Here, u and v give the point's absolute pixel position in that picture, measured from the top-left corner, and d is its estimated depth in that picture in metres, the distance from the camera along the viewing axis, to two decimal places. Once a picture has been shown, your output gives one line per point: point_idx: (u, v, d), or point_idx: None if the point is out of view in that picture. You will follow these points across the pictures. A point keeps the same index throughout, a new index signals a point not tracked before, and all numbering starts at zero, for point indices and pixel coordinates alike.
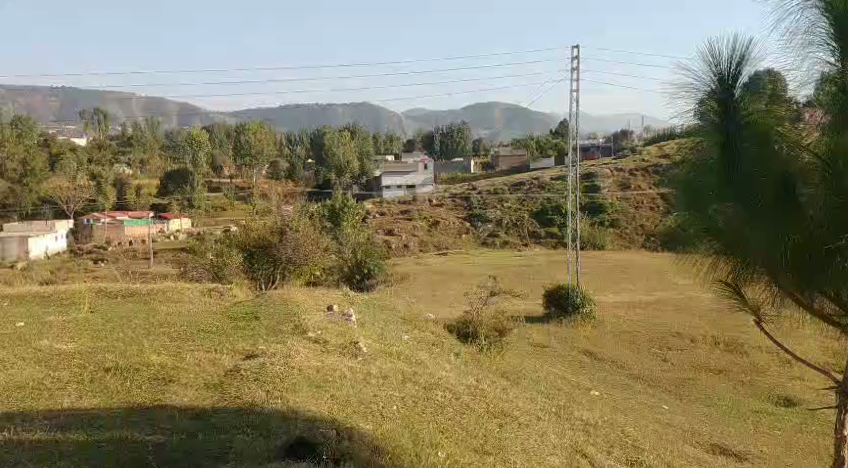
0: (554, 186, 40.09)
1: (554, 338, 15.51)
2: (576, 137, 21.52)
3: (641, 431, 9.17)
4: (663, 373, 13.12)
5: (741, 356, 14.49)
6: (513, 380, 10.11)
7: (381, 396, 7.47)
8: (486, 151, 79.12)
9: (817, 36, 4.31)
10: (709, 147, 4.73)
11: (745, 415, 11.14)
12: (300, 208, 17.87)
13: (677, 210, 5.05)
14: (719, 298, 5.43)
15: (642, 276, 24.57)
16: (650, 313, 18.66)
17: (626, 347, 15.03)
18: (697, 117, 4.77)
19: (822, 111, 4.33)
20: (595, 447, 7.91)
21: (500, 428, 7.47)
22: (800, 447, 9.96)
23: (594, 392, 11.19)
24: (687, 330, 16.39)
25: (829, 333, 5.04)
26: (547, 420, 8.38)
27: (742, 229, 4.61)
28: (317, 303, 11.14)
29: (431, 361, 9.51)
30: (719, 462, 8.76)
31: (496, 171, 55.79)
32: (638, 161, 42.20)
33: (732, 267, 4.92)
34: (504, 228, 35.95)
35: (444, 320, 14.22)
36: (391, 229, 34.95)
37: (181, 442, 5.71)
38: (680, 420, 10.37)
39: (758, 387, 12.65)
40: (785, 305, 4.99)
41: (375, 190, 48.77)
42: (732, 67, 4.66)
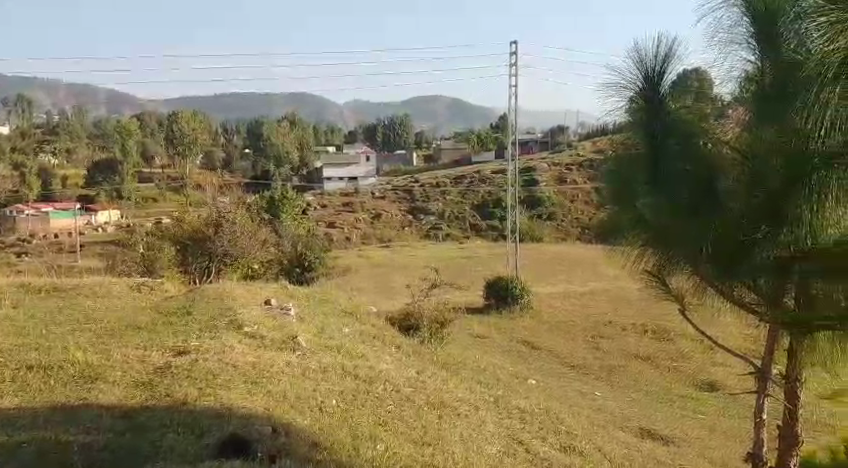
0: (495, 181, 40.54)
1: (493, 329, 15.69)
2: (515, 133, 21.69)
3: (574, 417, 9.36)
4: (598, 362, 13.40)
5: (668, 343, 14.94)
6: (452, 370, 10.19)
7: (320, 391, 7.41)
8: (428, 143, 79.38)
9: (740, 35, 4.50)
10: (637, 142, 5.00)
11: (673, 400, 11.50)
12: (238, 199, 17.58)
13: (611, 204, 5.28)
14: (651, 290, 5.55)
15: (578, 268, 25.08)
16: (585, 304, 19.04)
17: (562, 337, 15.30)
18: (627, 114, 5.05)
19: (742, 107, 4.48)
20: (532, 434, 8.02)
21: (440, 419, 7.50)
22: (724, 430, 10.32)
23: (530, 380, 11.37)
24: (620, 320, 16.81)
25: (752, 321, 5.19)
26: (485, 409, 8.46)
27: (666, 221, 4.76)
28: (253, 297, 11.00)
29: (371, 354, 9.49)
30: (647, 445, 9.01)
31: (437, 165, 56.06)
32: (574, 157, 43.06)
33: (657, 259, 5.06)
34: (447, 220, 36.20)
35: (385, 312, 14.22)
36: (332, 222, 34.72)
37: (107, 442, 5.56)
38: (612, 407, 10.64)
39: (685, 372, 13.07)
40: (709, 295, 5.12)
41: (316, 182, 48.40)
42: (660, 66, 4.95)
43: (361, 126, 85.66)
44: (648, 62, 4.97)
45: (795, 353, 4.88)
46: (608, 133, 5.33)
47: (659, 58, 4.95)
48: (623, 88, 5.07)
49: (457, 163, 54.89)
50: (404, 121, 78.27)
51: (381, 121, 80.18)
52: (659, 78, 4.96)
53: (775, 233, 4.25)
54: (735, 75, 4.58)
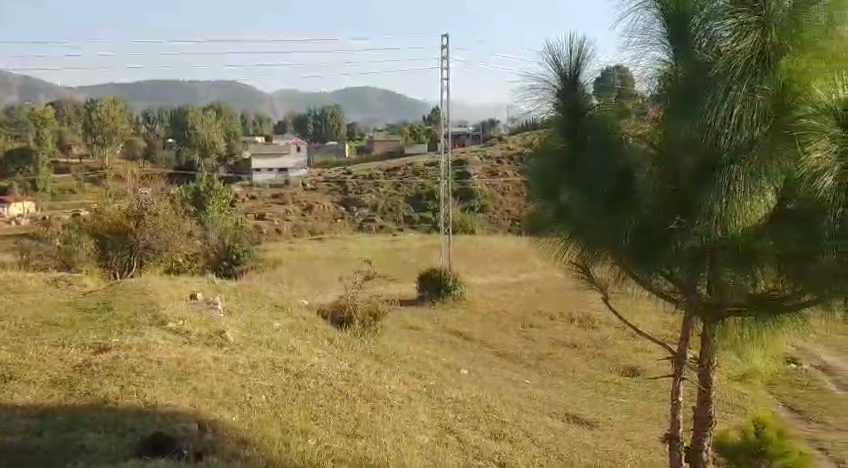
0: (428, 173, 40.75)
1: (425, 320, 15.79)
2: (448, 125, 21.80)
3: (504, 405, 9.51)
4: (527, 351, 13.65)
5: (593, 331, 15.36)
6: (385, 362, 10.20)
7: (249, 386, 7.30)
8: (361, 135, 79.05)
9: (654, 35, 4.65)
10: (557, 138, 5.12)
11: (598, 386, 11.84)
12: (161, 191, 17.11)
13: (536, 198, 5.38)
14: (577, 279, 5.67)
15: (509, 259, 25.47)
16: (515, 294, 19.38)
17: (493, 326, 15.53)
18: (548, 113, 5.16)
19: (658, 104, 4.63)
20: (464, 423, 8.10)
21: (373, 411, 7.50)
22: (646, 413, 10.69)
23: (462, 370, 11.49)
24: (549, 309, 17.16)
25: (668, 308, 5.37)
26: (418, 400, 8.51)
27: (587, 215, 4.88)
28: (179, 291, 10.73)
29: (303, 347, 9.41)
30: (572, 430, 9.24)
31: (370, 156, 55.89)
32: (505, 149, 43.61)
33: (581, 251, 5.17)
34: (379, 212, 36.18)
35: (317, 304, 14.12)
36: (261, 214, 34.23)
37: (21, 445, 5.33)
38: (541, 394, 10.86)
39: (610, 358, 13.46)
40: (629, 284, 5.26)
41: (244, 173, 47.52)
42: (576, 66, 5.10)
43: (292, 116, 84.63)
44: (564, 62, 5.11)
45: (707, 337, 5.06)
46: (533, 130, 5.44)
47: (575, 58, 5.09)
48: (543, 86, 5.17)
49: (389, 154, 54.88)
50: (337, 111, 77.84)
51: (313, 111, 79.47)
52: (576, 77, 5.10)
53: (689, 224, 4.43)
54: (650, 74, 4.72)
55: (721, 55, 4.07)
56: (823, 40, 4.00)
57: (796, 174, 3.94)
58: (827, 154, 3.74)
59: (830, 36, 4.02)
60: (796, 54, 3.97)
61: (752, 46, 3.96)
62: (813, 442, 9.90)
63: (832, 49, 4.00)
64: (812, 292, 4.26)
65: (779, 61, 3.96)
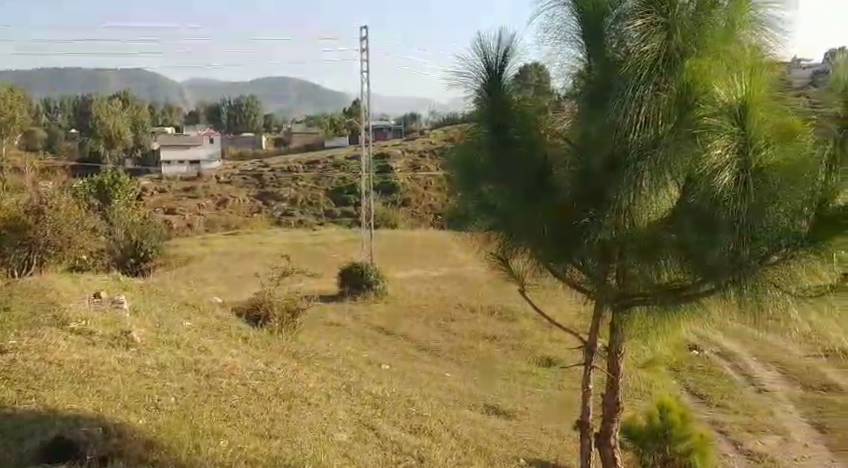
0: (350, 167, 40.42)
1: (345, 315, 15.65)
2: (369, 119, 21.66)
3: (425, 399, 9.53)
4: (447, 345, 13.71)
5: (512, 322, 15.59)
6: (303, 359, 10.04)
7: (157, 388, 7.03)
8: (279, 128, 77.89)
9: (569, 34, 4.68)
10: (479, 131, 5.05)
11: (515, 376, 12.02)
12: (63, 185, 16.28)
13: (456, 191, 5.32)
14: (492, 270, 5.67)
15: (430, 253, 25.59)
16: (436, 288, 19.47)
17: (414, 320, 15.53)
18: (471, 107, 5.09)
19: (573, 101, 4.68)
20: (383, 418, 8.04)
21: (289, 410, 7.36)
22: (560, 401, 10.91)
23: (382, 365, 11.44)
24: (468, 302, 17.33)
25: (580, 297, 5.45)
26: (336, 397, 8.40)
27: (507, 208, 4.87)
28: (80, 291, 10.23)
29: (215, 347, 9.14)
30: (491, 421, 9.32)
31: (288, 149, 55.14)
32: (426, 143, 43.80)
33: (499, 243, 5.18)
34: (299, 207, 35.77)
35: (232, 302, 13.76)
36: (172, 209, 33.22)
37: None
38: (460, 386, 10.94)
39: (526, 349, 13.67)
40: (546, 276, 5.30)
41: (154, 165, 46.02)
42: (502, 60, 4.99)
43: (206, 107, 82.41)
44: (490, 55, 5.00)
45: (615, 326, 5.17)
46: (456, 123, 5.39)
47: (498, 51, 5.02)
48: (467, 80, 5.09)
49: (308, 147, 54.32)
50: (254, 103, 76.26)
51: (228, 102, 77.66)
52: (500, 70, 4.98)
53: (600, 218, 4.50)
54: (566, 71, 4.76)
55: (630, 55, 4.23)
56: (721, 42, 4.18)
57: (696, 171, 4.04)
58: (727, 151, 3.80)
59: (729, 41, 4.20)
60: (699, 56, 4.11)
61: (659, 47, 4.12)
62: (713, 425, 10.34)
63: (730, 52, 4.17)
64: (710, 281, 4.33)
65: (684, 62, 4.11)
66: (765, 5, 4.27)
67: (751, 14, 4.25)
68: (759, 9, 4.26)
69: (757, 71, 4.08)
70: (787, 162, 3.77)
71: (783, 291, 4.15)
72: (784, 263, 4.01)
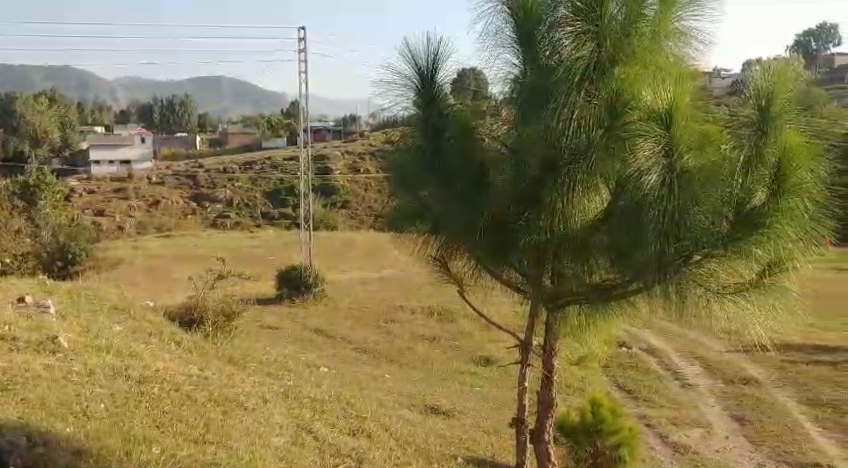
0: (287, 168, 39.98)
1: (283, 318, 15.50)
2: (307, 119, 21.47)
3: (363, 400, 9.51)
4: (386, 346, 13.72)
5: (451, 323, 15.71)
6: (238, 363, 9.89)
7: (86, 394, 6.82)
8: (214, 128, 76.53)
9: (502, 39, 4.77)
10: (418, 136, 5.11)
11: (454, 376, 12.12)
12: None
13: (394, 195, 5.34)
14: (429, 271, 5.70)
15: (369, 255, 25.55)
16: (376, 290, 19.46)
17: (353, 322, 15.49)
18: (409, 111, 5.15)
19: (508, 106, 4.75)
20: (320, 421, 7.97)
21: (223, 415, 7.22)
22: (497, 400, 11.05)
23: (321, 368, 11.37)
24: (407, 303, 17.38)
25: (516, 297, 5.53)
26: (273, 401, 8.30)
27: (444, 210, 4.94)
28: (4, 295, 9.85)
29: (147, 351, 8.92)
30: (430, 421, 9.37)
31: (224, 150, 54.23)
32: (367, 145, 43.73)
33: (437, 245, 5.22)
34: (235, 208, 35.30)
35: (165, 306, 13.45)
36: (102, 210, 32.26)
37: None
38: (398, 387, 10.97)
39: (465, 349, 13.78)
40: (483, 277, 5.35)
41: (82, 165, 44.61)
42: (437, 66, 5.12)
43: (138, 106, 80.35)
44: (425, 60, 5.12)
45: (550, 325, 5.26)
46: (395, 127, 5.45)
47: (437, 58, 5.10)
48: (404, 84, 5.16)
49: (245, 147, 53.57)
50: (188, 102, 74.67)
51: (161, 101, 75.88)
52: (435, 77, 5.10)
53: (533, 219, 4.62)
54: (501, 77, 4.84)
55: (562, 62, 4.37)
56: (648, 53, 4.33)
57: (626, 173, 4.18)
58: (652, 155, 3.96)
59: (656, 50, 4.35)
60: (626, 65, 4.28)
61: (589, 56, 4.28)
62: (642, 419, 10.64)
63: (656, 62, 4.32)
64: (638, 280, 4.45)
65: (612, 70, 4.26)
66: (689, 19, 4.44)
67: (675, 26, 4.41)
68: (681, 22, 4.42)
69: (681, 80, 4.26)
70: (709, 164, 3.97)
71: (704, 287, 4.37)
72: (706, 261, 4.21)
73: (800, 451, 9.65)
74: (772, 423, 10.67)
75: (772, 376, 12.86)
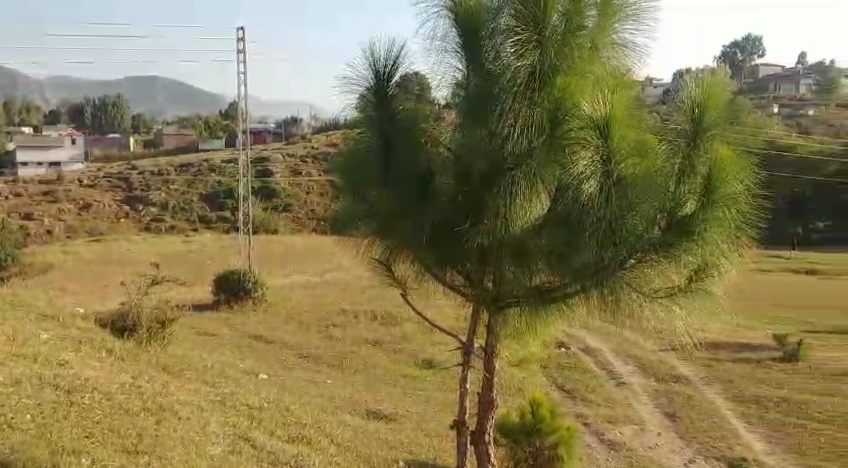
0: (226, 170, 39.31)
1: (221, 325, 15.20)
2: (246, 120, 21.15)
3: (304, 407, 9.39)
4: (328, 351, 13.61)
5: (393, 326, 15.70)
6: (174, 371, 9.65)
7: (11, 405, 6.53)
8: (150, 129, 74.61)
9: (449, 44, 4.77)
10: (362, 138, 5.06)
11: (396, 380, 12.11)
12: None
13: (339, 196, 5.30)
14: (371, 273, 5.65)
15: (311, 258, 25.35)
16: (317, 294, 19.30)
17: (294, 327, 15.32)
18: (354, 112, 5.09)
19: (453, 110, 4.77)
20: (259, 429, 7.84)
21: (157, 425, 7.04)
22: (439, 402, 11.08)
23: (260, 375, 11.19)
24: (349, 307, 17.29)
25: (459, 300, 5.55)
26: (210, 410, 8.13)
27: (389, 212, 4.91)
28: None
29: (77, 360, 8.61)
30: (371, 425, 9.34)
31: (160, 151, 52.92)
32: (308, 148, 43.35)
33: (382, 247, 5.19)
34: (171, 212, 34.55)
35: (97, 313, 13.02)
36: (30, 213, 31.07)
37: None
38: (340, 392, 10.89)
39: (407, 353, 13.79)
40: (427, 280, 5.34)
41: (8, 166, 42.84)
42: (384, 68, 5.07)
43: (69, 105, 77.70)
44: (372, 61, 5.07)
45: (491, 328, 5.30)
46: (340, 126, 5.38)
47: (382, 60, 5.07)
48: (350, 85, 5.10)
49: (181, 148, 52.37)
50: (122, 102, 72.59)
51: (93, 100, 73.54)
52: (382, 79, 5.05)
53: (476, 224, 4.65)
54: (447, 82, 4.85)
55: (506, 69, 4.41)
56: (587, 63, 4.42)
57: (567, 179, 4.25)
58: (592, 163, 4.05)
59: (596, 60, 4.45)
60: (568, 74, 4.34)
61: (532, 63, 4.33)
62: (580, 418, 10.82)
63: (596, 71, 4.40)
64: (576, 284, 4.54)
65: (555, 79, 4.31)
66: (627, 30, 4.54)
67: (614, 36, 4.50)
68: (620, 33, 4.52)
69: (621, 88, 4.35)
70: (645, 173, 4.07)
71: (639, 292, 4.47)
72: (641, 266, 4.32)
73: (729, 446, 9.97)
74: (703, 419, 11.00)
75: (701, 373, 13.27)
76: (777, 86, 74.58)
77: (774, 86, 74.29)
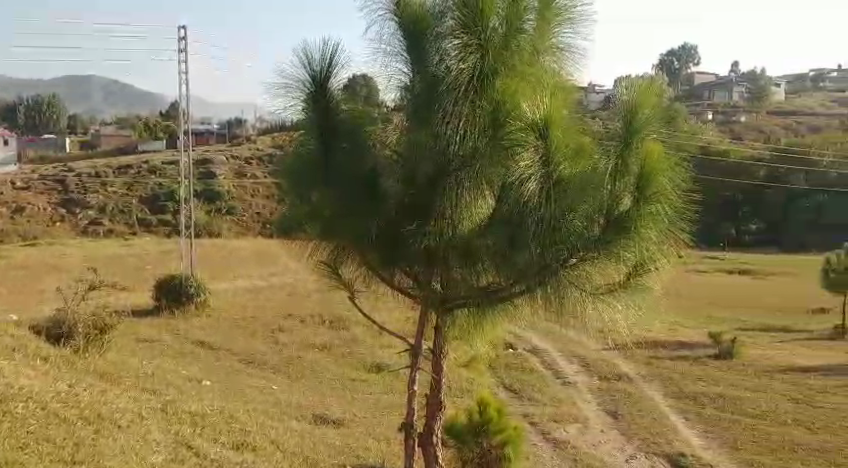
0: (167, 172, 38.51)
1: (163, 331, 14.92)
2: (188, 122, 20.80)
3: (249, 413, 9.31)
4: (274, 356, 13.50)
5: (341, 330, 15.67)
6: (113, 380, 9.44)
7: None
8: (87, 129, 72.49)
9: (393, 46, 4.85)
10: (307, 139, 5.06)
11: (343, 384, 12.11)
12: None
13: (284, 199, 5.27)
14: (319, 277, 5.66)
15: (257, 262, 25.07)
16: (263, 298, 19.10)
17: (239, 333, 15.14)
18: (299, 114, 5.09)
19: (399, 112, 4.84)
20: (202, 437, 7.76)
21: (95, 434, 6.89)
22: (386, 405, 11.12)
23: (204, 382, 11.04)
24: (296, 312, 17.17)
25: (408, 302, 5.61)
26: (151, 417, 7.99)
27: (336, 214, 4.93)
28: None
29: (11, 369, 8.34)
30: (318, 430, 9.33)
31: (98, 152, 51.50)
32: (253, 149, 42.80)
33: (329, 250, 5.20)
34: (109, 215, 33.71)
35: (32, 320, 12.61)
36: None
37: None
38: (286, 398, 10.83)
39: (354, 356, 13.78)
40: (374, 282, 5.37)
41: None
42: (328, 69, 5.09)
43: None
44: (316, 62, 5.09)
45: (439, 328, 5.38)
46: (285, 129, 5.37)
47: (326, 62, 5.11)
48: (294, 87, 5.10)
49: (121, 150, 51.07)
50: (57, 102, 70.35)
51: (26, 100, 71.07)
52: (326, 80, 5.08)
53: (423, 224, 4.73)
54: (392, 84, 4.93)
55: (449, 71, 4.52)
56: (529, 66, 4.55)
57: (510, 180, 4.36)
58: (532, 163, 4.19)
59: (537, 65, 4.59)
60: (509, 77, 4.46)
61: (474, 66, 4.44)
62: (525, 417, 11.02)
63: (537, 75, 4.54)
64: (521, 282, 4.65)
65: (497, 81, 4.43)
66: (566, 36, 4.71)
67: (554, 41, 4.67)
68: (559, 38, 4.68)
69: (561, 92, 4.50)
70: (583, 174, 4.22)
71: (581, 290, 4.60)
72: (582, 265, 4.46)
73: (667, 442, 10.30)
74: (643, 416, 11.33)
75: (642, 371, 13.65)
76: (712, 94, 77.25)
77: (709, 93, 76.89)
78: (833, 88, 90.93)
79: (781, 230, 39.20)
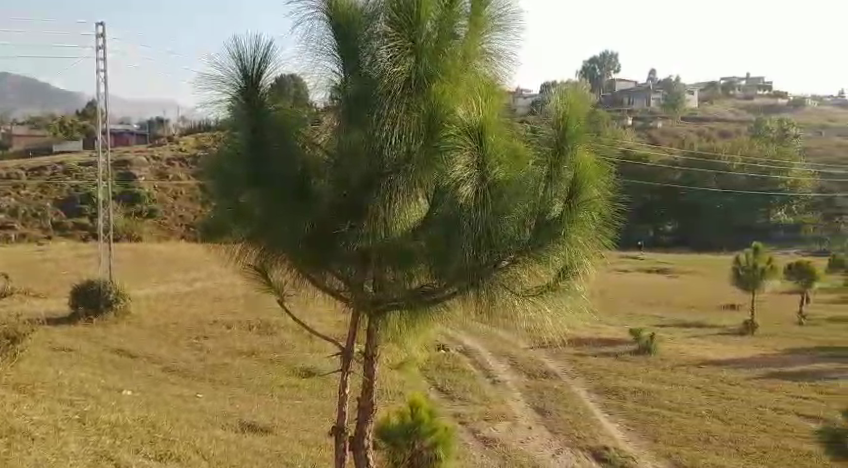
0: (84, 173, 37.06)
1: (81, 339, 14.38)
2: (106, 121, 20.05)
3: (173, 423, 9.09)
4: (199, 364, 13.21)
5: (269, 335, 15.45)
6: (27, 392, 9.05)
7: None
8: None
9: (326, 46, 4.84)
10: (234, 138, 4.98)
11: (272, 390, 11.95)
12: None
13: (210, 199, 5.15)
14: (246, 282, 5.57)
15: (180, 267, 24.44)
16: (187, 304, 18.63)
17: (162, 340, 14.74)
18: (228, 112, 5.00)
19: (331, 113, 4.85)
20: (123, 448, 7.54)
21: (8, 448, 6.62)
22: (315, 411, 11.05)
23: (125, 391, 10.71)
24: (222, 317, 16.82)
25: (338, 305, 5.60)
26: (68, 430, 7.71)
27: (267, 216, 4.88)
28: None
29: None
30: (246, 438, 9.19)
31: (9, 152, 49.18)
32: (175, 150, 41.65)
33: (259, 252, 5.13)
34: (21, 219, 32.22)
35: None
36: None
37: None
38: (211, 406, 10.62)
39: (282, 362, 13.62)
40: (304, 285, 5.33)
41: None
42: (258, 66, 5.01)
43: None
44: (245, 59, 5.00)
45: (371, 331, 5.41)
46: (211, 127, 5.25)
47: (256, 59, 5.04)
48: (222, 84, 5.00)
49: (34, 150, 48.88)
50: None
51: None
52: (257, 78, 5.00)
53: (357, 227, 4.75)
54: (322, 84, 4.92)
55: (383, 73, 4.57)
56: (461, 71, 4.65)
57: (444, 182, 4.45)
58: (467, 166, 4.29)
59: (468, 69, 4.70)
60: (443, 81, 4.54)
61: (408, 69, 4.51)
62: (455, 417, 11.14)
63: (468, 79, 4.65)
64: (454, 285, 4.74)
65: (432, 86, 4.51)
66: (495, 42, 4.85)
67: (482, 47, 4.80)
68: (489, 44, 4.82)
69: (492, 95, 4.61)
70: (515, 179, 4.36)
71: (513, 291, 4.73)
72: (512, 267, 4.60)
73: (592, 437, 10.61)
74: (568, 412, 11.64)
75: (568, 369, 14.00)
76: (631, 101, 80.04)
77: (628, 100, 79.56)
78: (742, 97, 95.37)
79: (692, 229, 40.86)
